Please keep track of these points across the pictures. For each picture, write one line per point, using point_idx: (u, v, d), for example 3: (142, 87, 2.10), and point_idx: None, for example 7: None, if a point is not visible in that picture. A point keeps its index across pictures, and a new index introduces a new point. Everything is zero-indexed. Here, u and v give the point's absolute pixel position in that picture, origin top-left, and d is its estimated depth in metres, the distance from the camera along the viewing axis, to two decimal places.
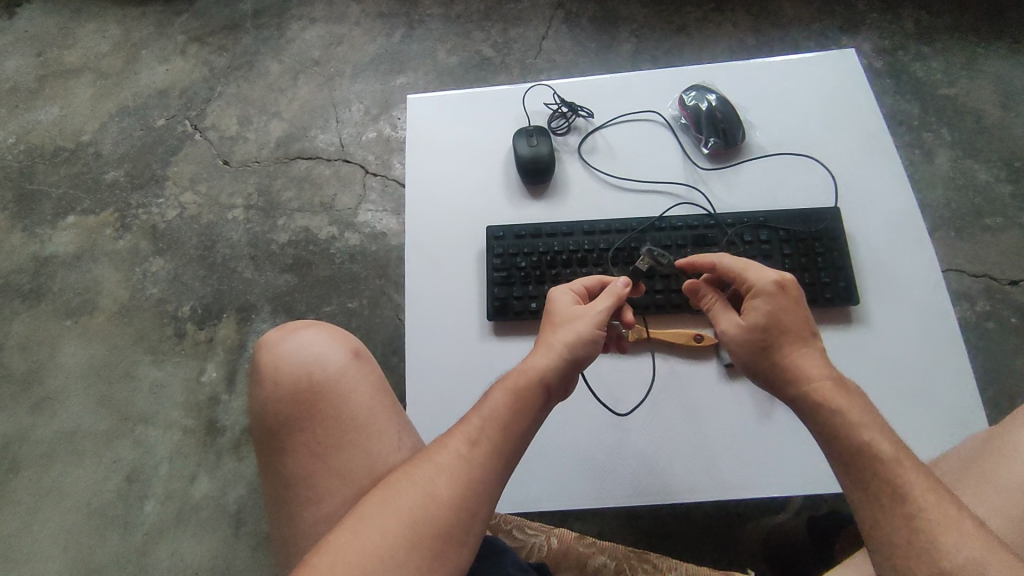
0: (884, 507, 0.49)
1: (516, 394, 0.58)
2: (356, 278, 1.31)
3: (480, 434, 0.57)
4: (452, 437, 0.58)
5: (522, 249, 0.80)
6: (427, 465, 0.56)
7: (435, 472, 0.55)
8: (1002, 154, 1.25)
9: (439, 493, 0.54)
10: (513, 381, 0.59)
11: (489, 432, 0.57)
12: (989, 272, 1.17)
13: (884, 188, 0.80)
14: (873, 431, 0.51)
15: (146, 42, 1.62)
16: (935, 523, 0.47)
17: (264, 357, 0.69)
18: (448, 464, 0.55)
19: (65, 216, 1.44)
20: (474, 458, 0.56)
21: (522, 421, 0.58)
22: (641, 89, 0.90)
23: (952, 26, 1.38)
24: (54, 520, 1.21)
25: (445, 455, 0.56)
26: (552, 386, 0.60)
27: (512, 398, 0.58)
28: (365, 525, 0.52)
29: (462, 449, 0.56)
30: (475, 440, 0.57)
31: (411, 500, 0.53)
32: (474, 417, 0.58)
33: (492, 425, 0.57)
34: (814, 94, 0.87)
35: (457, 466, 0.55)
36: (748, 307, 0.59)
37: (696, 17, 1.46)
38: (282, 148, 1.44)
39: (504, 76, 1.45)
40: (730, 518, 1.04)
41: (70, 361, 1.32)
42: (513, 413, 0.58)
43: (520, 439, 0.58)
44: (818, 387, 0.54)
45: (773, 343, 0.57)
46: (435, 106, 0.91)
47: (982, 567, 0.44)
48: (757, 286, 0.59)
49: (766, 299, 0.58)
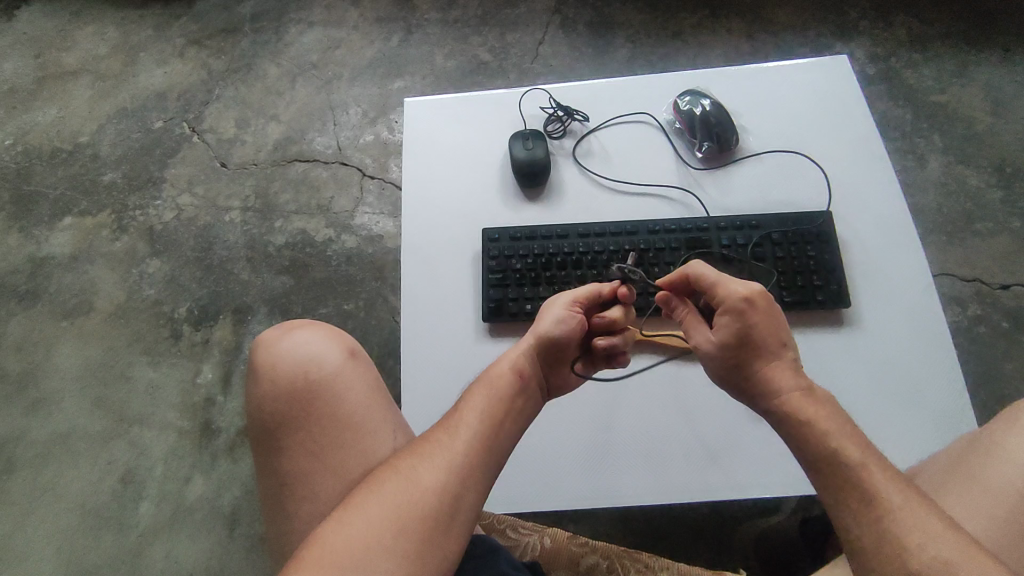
0: (855, 511, 0.49)
1: (491, 384, 0.60)
2: (352, 281, 1.31)
3: (458, 424, 0.58)
4: (436, 431, 0.58)
5: (517, 251, 0.81)
6: (410, 458, 0.56)
7: (417, 462, 0.56)
8: (992, 160, 1.26)
9: (422, 482, 0.54)
10: (490, 374, 0.61)
11: (468, 420, 0.58)
12: (979, 277, 1.18)
13: (876, 193, 0.81)
14: (840, 432, 0.52)
15: (144, 45, 1.62)
16: (906, 527, 0.47)
17: (261, 356, 0.70)
18: (431, 455, 0.56)
19: (62, 217, 1.44)
20: (455, 447, 0.56)
21: (501, 408, 0.59)
22: (635, 93, 0.91)
23: (944, 34, 1.39)
24: (48, 521, 1.20)
25: (429, 448, 0.57)
26: (526, 372, 0.62)
27: (488, 388, 0.60)
28: (351, 517, 0.52)
29: (445, 439, 0.57)
30: (456, 430, 0.57)
31: (393, 492, 0.54)
32: (454, 410, 0.60)
33: (474, 416, 0.58)
34: (806, 100, 0.88)
35: (439, 456, 0.56)
36: (717, 325, 0.60)
37: (692, 24, 1.47)
38: (280, 151, 1.45)
39: (501, 80, 1.46)
40: (725, 521, 1.05)
41: (66, 362, 1.31)
42: (491, 401, 0.59)
43: (499, 426, 0.58)
44: (785, 398, 0.55)
45: (745, 362, 0.58)
46: (431, 109, 0.92)
47: (954, 568, 0.45)
48: (725, 303, 0.59)
49: (734, 316, 0.58)
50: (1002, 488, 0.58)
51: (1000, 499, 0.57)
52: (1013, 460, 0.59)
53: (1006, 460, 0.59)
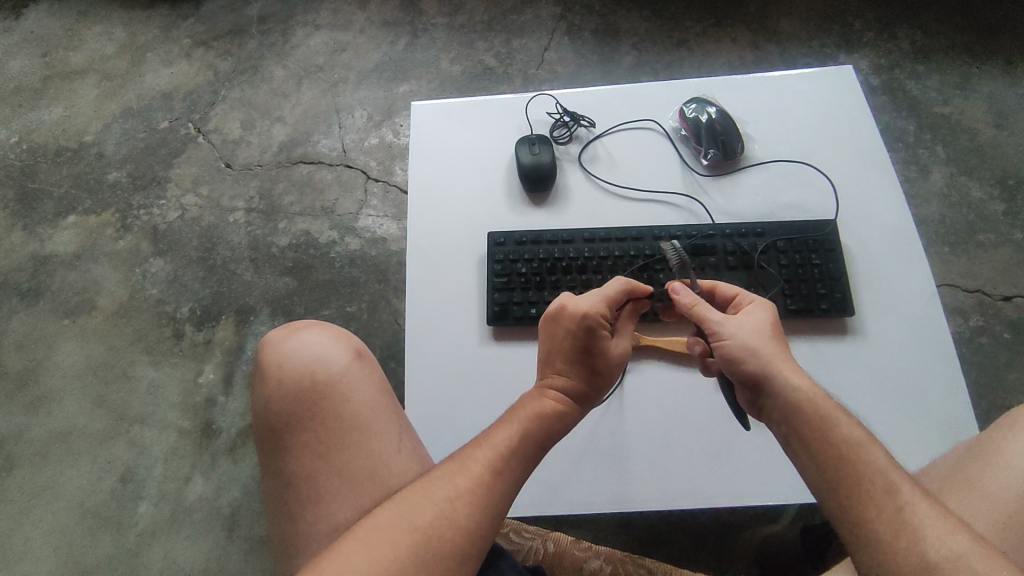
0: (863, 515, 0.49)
1: (547, 428, 0.60)
2: (355, 283, 1.31)
3: (504, 460, 0.57)
4: (473, 458, 0.58)
5: (523, 255, 0.81)
6: (445, 484, 0.56)
7: (453, 492, 0.55)
8: (994, 172, 1.27)
9: (456, 516, 0.54)
10: (541, 411, 0.60)
11: (511, 459, 0.57)
12: (982, 288, 1.19)
13: (882, 203, 0.82)
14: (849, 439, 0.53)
15: (151, 45, 1.63)
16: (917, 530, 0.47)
17: (267, 356, 0.70)
18: (467, 487, 0.55)
19: (66, 216, 1.44)
20: (497, 484, 0.56)
21: (544, 451, 0.60)
22: (641, 100, 0.92)
23: (947, 46, 1.40)
24: (46, 520, 1.20)
25: (465, 476, 0.56)
26: (571, 419, 0.62)
27: (540, 430, 0.59)
28: (378, 539, 0.52)
29: (485, 472, 0.56)
30: (498, 468, 0.57)
31: (425, 518, 0.53)
32: (499, 439, 0.58)
33: (517, 453, 0.58)
34: (812, 110, 0.88)
35: (475, 489, 0.55)
36: (749, 312, 0.63)
37: (697, 32, 1.48)
38: (285, 152, 1.45)
39: (506, 85, 1.47)
40: (725, 529, 1.04)
41: (67, 360, 1.31)
42: (537, 438, 0.59)
43: (535, 468, 0.59)
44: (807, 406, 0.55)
45: (772, 346, 0.59)
46: (439, 113, 0.92)
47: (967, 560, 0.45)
48: (756, 299, 0.65)
49: (766, 308, 0.63)
50: (1001, 493, 0.58)
51: (999, 505, 0.57)
52: (1012, 465, 0.59)
53: (1003, 465, 0.59)
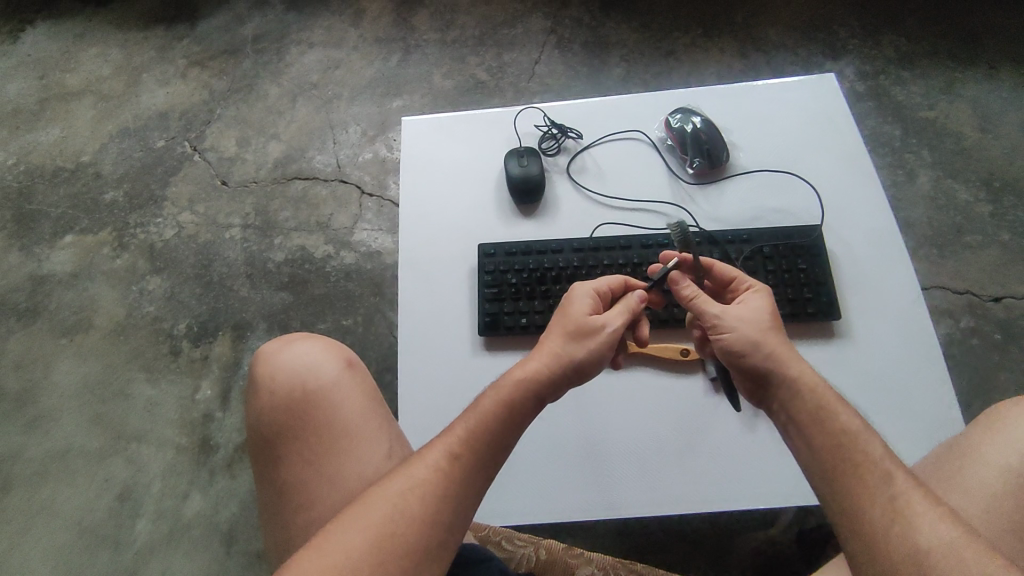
0: (854, 496, 0.50)
1: (507, 404, 0.59)
2: (351, 296, 1.32)
3: (461, 446, 0.57)
4: (432, 448, 0.58)
5: (513, 265, 0.82)
6: (402, 476, 0.56)
7: (409, 484, 0.55)
8: (980, 174, 1.28)
9: (410, 507, 0.53)
10: (505, 394, 0.60)
11: (470, 446, 0.57)
12: (972, 289, 1.20)
13: (865, 208, 0.83)
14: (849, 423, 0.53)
15: (147, 66, 1.65)
16: (910, 509, 0.48)
17: (259, 368, 0.70)
18: (423, 477, 0.55)
19: (63, 235, 1.46)
20: (453, 471, 0.56)
21: (508, 432, 0.59)
22: (627, 111, 0.93)
23: (931, 52, 1.43)
24: (44, 540, 1.20)
25: (422, 468, 0.56)
26: (545, 397, 0.62)
27: (502, 408, 0.59)
28: (334, 542, 0.51)
29: (441, 461, 0.56)
30: (455, 453, 0.57)
31: (379, 514, 0.53)
32: (459, 427, 0.59)
33: (473, 437, 0.58)
34: (794, 117, 0.90)
35: (432, 479, 0.55)
36: (749, 298, 0.64)
37: (685, 43, 1.51)
38: (280, 169, 1.47)
39: (498, 98, 1.49)
40: (721, 535, 1.04)
41: (64, 379, 1.32)
42: (502, 425, 0.59)
43: (497, 451, 0.58)
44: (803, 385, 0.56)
45: (777, 336, 0.59)
46: (429, 127, 0.94)
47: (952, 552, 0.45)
48: (758, 285, 0.66)
49: (769, 294, 0.64)
50: (981, 489, 0.58)
51: (980, 501, 0.58)
52: (993, 462, 0.59)
53: (986, 461, 0.59)
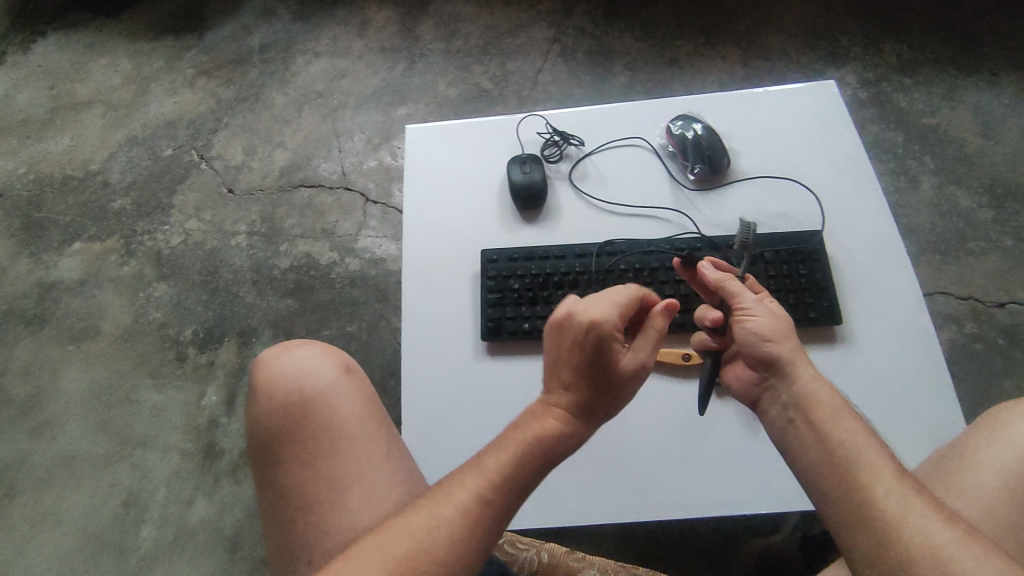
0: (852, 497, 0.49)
1: (539, 435, 0.54)
2: (355, 303, 1.33)
3: (490, 485, 0.53)
4: (460, 485, 0.53)
5: (514, 271, 0.83)
6: (425, 513, 0.52)
7: (434, 522, 0.51)
8: (983, 181, 1.28)
9: (433, 547, 0.50)
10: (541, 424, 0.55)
11: (499, 484, 0.53)
12: (975, 295, 1.20)
13: (866, 213, 0.83)
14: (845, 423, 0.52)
15: (155, 76, 1.68)
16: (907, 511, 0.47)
17: (259, 374, 0.71)
18: (449, 517, 0.52)
19: (71, 243, 1.47)
20: (480, 512, 0.52)
21: (538, 461, 0.54)
22: (629, 119, 0.94)
23: (932, 59, 1.43)
24: (50, 546, 1.20)
25: (449, 507, 0.52)
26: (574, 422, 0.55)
27: (534, 440, 0.54)
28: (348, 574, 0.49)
29: (469, 502, 0.52)
30: (484, 493, 0.53)
31: (401, 551, 0.50)
32: (489, 461, 0.54)
33: (502, 472, 0.53)
34: (794, 124, 0.91)
35: (458, 520, 0.52)
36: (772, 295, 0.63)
37: (687, 51, 1.52)
38: (285, 177, 1.49)
39: (502, 106, 1.50)
40: (724, 541, 1.04)
41: (71, 385, 1.33)
42: (533, 457, 0.54)
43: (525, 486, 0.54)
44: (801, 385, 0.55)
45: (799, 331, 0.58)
46: (432, 135, 0.95)
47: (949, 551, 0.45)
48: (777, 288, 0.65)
49: None
50: (978, 490, 0.58)
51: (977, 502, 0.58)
52: (989, 464, 0.59)
53: (984, 464, 0.59)
